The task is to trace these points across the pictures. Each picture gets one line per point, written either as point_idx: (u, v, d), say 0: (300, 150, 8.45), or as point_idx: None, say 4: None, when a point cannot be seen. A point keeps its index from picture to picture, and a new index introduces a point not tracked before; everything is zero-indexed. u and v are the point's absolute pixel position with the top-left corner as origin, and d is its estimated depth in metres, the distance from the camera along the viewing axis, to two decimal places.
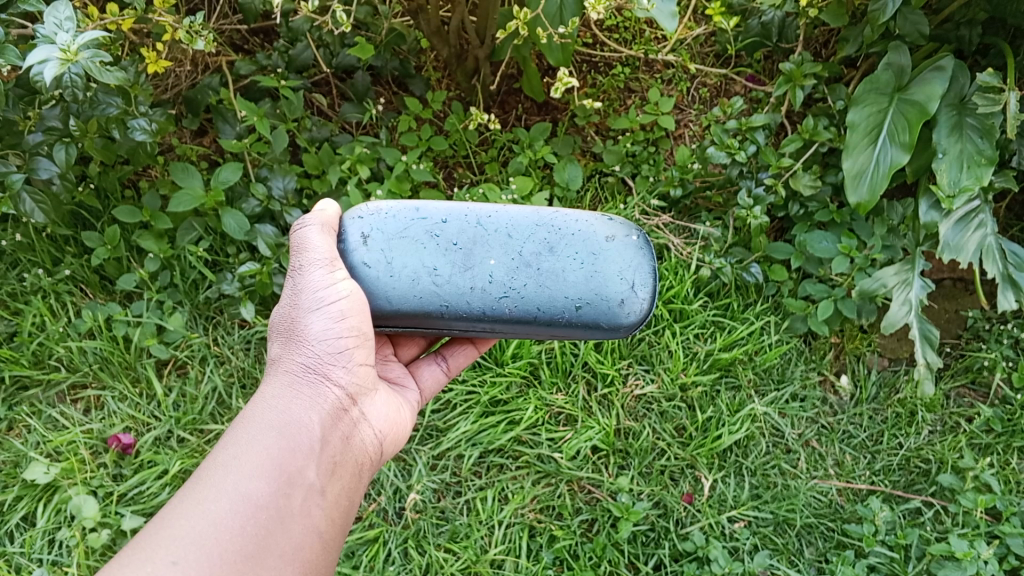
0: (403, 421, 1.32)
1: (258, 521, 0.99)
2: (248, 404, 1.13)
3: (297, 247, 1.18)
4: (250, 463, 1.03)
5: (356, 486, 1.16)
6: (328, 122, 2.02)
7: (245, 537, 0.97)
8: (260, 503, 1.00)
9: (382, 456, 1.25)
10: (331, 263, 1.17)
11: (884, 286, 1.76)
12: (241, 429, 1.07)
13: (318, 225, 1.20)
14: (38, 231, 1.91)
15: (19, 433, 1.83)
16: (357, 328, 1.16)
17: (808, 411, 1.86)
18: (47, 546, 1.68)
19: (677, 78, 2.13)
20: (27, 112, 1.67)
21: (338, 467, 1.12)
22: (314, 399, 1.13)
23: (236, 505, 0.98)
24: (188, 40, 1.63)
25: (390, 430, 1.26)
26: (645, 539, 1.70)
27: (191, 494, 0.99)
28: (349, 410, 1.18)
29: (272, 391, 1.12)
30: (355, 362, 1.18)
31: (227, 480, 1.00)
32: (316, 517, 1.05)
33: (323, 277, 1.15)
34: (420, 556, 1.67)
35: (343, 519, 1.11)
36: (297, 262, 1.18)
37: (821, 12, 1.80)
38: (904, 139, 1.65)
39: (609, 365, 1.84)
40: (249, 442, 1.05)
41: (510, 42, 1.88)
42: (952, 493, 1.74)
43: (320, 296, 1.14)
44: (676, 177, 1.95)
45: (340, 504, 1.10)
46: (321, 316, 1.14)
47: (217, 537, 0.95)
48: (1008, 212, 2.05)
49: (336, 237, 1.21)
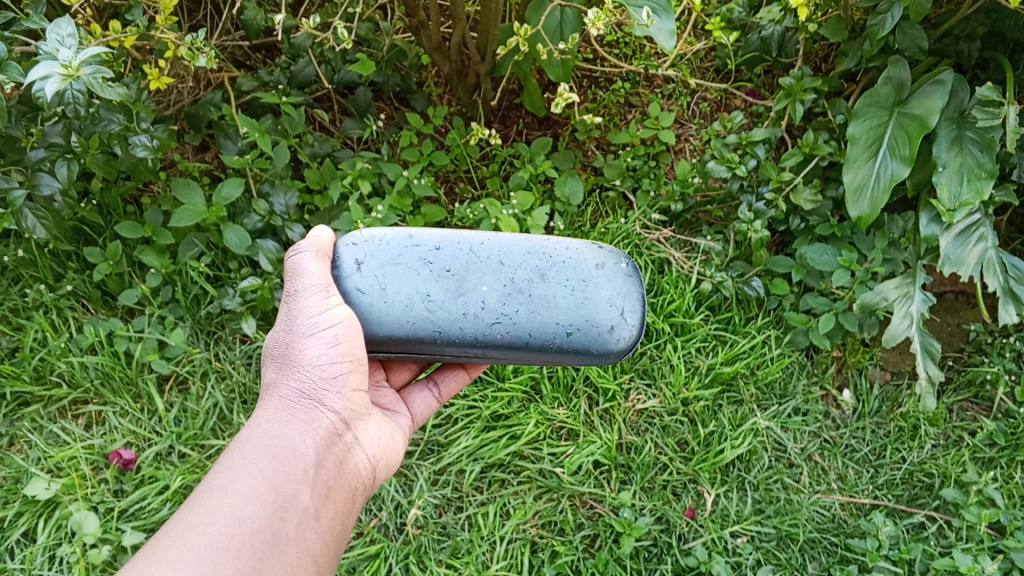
0: (396, 446, 1.32)
1: (254, 545, 0.99)
2: (241, 428, 1.13)
3: (291, 272, 1.18)
4: (245, 487, 1.03)
5: (350, 510, 1.16)
6: (330, 137, 2.04)
7: (241, 560, 0.97)
8: (255, 527, 1.00)
9: (375, 480, 1.25)
10: (326, 288, 1.17)
11: (885, 299, 1.76)
12: (235, 453, 1.08)
13: (312, 251, 1.19)
14: (40, 247, 1.92)
15: (20, 449, 1.82)
16: (352, 354, 1.16)
17: (810, 425, 1.85)
18: (48, 563, 1.67)
19: (677, 93, 2.15)
20: (30, 129, 1.69)
21: (332, 492, 1.12)
22: (309, 424, 1.13)
23: (232, 528, 0.99)
24: (191, 56, 1.64)
25: (382, 454, 1.27)
26: (648, 555, 1.69)
27: (185, 518, 0.99)
28: (343, 435, 1.18)
29: (267, 416, 1.13)
30: (349, 387, 1.18)
31: (223, 504, 1.00)
32: (311, 541, 1.05)
33: (317, 302, 1.15)
34: (421, 572, 1.66)
35: (336, 543, 1.11)
36: (291, 287, 1.17)
37: (821, 26, 1.81)
38: (905, 152, 1.65)
39: (611, 380, 1.84)
40: (244, 467, 1.05)
41: (511, 58, 1.89)
42: (955, 507, 1.73)
43: (315, 322, 1.14)
44: (677, 192, 1.95)
45: (333, 528, 1.10)
46: (316, 342, 1.14)
47: (212, 560, 0.95)
48: (1009, 225, 2.06)
49: (331, 263, 1.21)
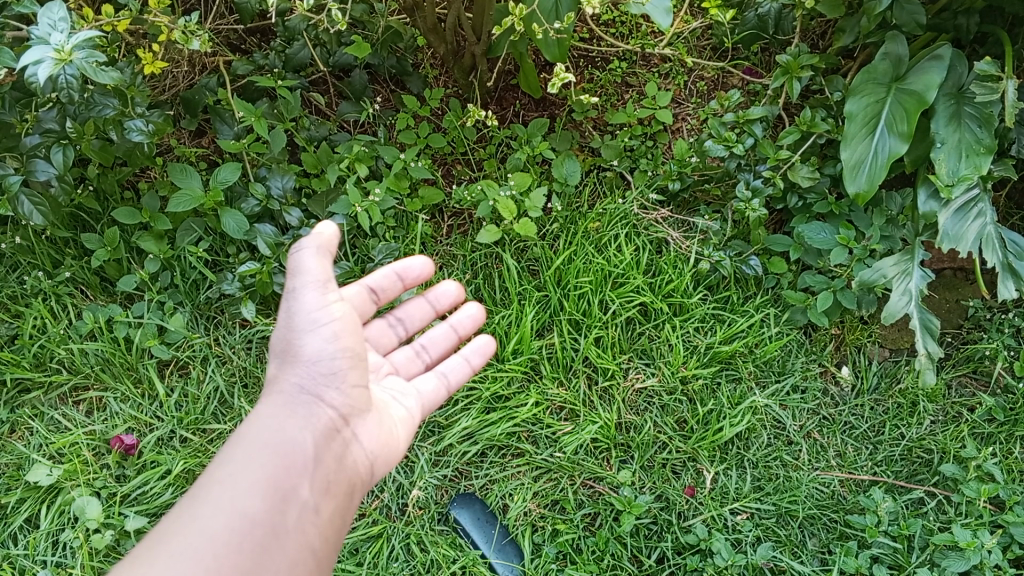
0: (397, 442, 1.37)
1: (254, 537, 1.05)
2: (242, 423, 1.19)
3: (292, 268, 1.21)
4: (245, 480, 1.10)
5: (349, 503, 1.21)
6: (327, 120, 2.04)
7: (242, 552, 1.03)
8: (255, 520, 1.07)
9: (375, 476, 1.31)
10: (325, 284, 1.21)
11: (884, 276, 1.75)
12: (237, 447, 1.14)
13: (314, 247, 1.21)
14: (37, 234, 1.93)
15: (21, 436, 1.83)
16: (350, 349, 1.23)
17: (809, 402, 1.85)
18: (51, 548, 1.68)
19: (674, 72, 2.15)
20: (24, 115, 1.69)
21: (332, 486, 1.18)
22: (309, 419, 1.19)
23: (232, 521, 1.05)
24: (184, 39, 1.63)
25: (382, 450, 1.32)
26: (648, 532, 1.70)
27: (186, 512, 1.05)
28: (341, 430, 1.24)
29: (267, 411, 1.19)
30: (348, 383, 1.25)
31: (225, 497, 1.07)
32: (310, 533, 1.11)
33: (316, 298, 1.20)
34: (422, 552, 1.66)
35: (337, 538, 1.17)
36: (291, 282, 1.21)
37: (817, 3, 1.78)
38: (903, 128, 1.64)
39: (609, 360, 1.85)
40: (244, 461, 1.12)
41: (506, 38, 1.85)
42: (954, 483, 1.73)
43: (315, 318, 1.20)
44: (674, 171, 1.95)
45: (333, 523, 1.16)
46: (316, 338, 1.20)
47: (214, 550, 1.01)
48: (1008, 201, 2.05)
49: (331, 259, 1.23)
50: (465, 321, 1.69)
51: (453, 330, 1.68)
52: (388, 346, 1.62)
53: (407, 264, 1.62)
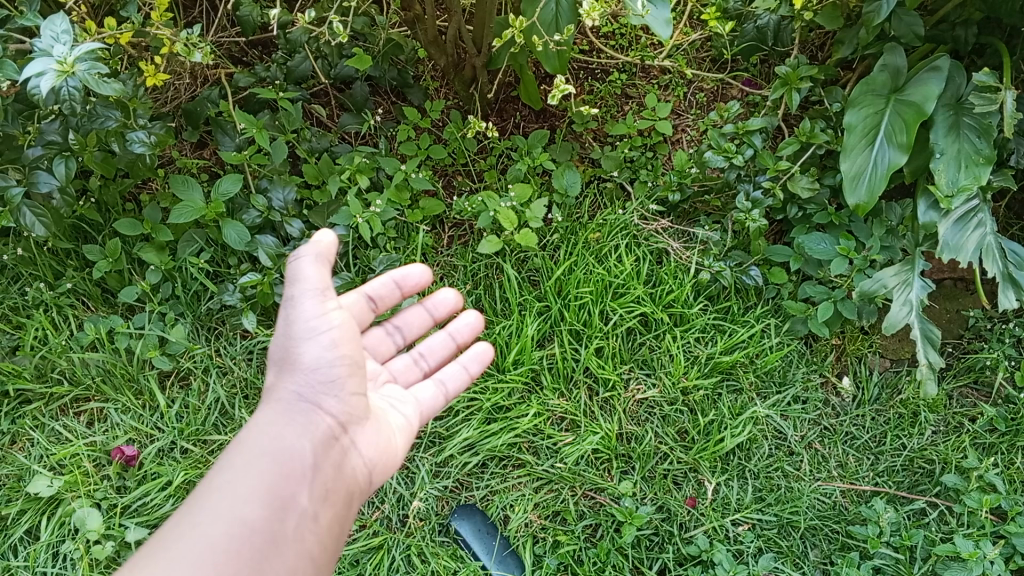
0: (395, 450, 1.37)
1: (253, 543, 1.05)
2: (241, 431, 1.19)
3: (291, 276, 1.21)
4: (245, 488, 1.10)
5: (347, 511, 1.22)
6: (328, 132, 2.05)
7: (242, 559, 1.03)
8: (254, 527, 1.06)
9: (374, 483, 1.31)
10: (324, 293, 1.22)
11: (885, 286, 1.74)
12: (237, 454, 1.14)
13: (313, 255, 1.21)
14: (39, 245, 1.93)
15: (22, 447, 1.82)
16: (348, 356, 1.24)
17: (810, 412, 1.85)
18: (51, 559, 1.68)
19: (674, 84, 2.16)
20: (26, 127, 1.69)
21: (331, 493, 1.18)
22: (308, 426, 1.19)
23: (232, 528, 1.05)
24: (186, 52, 1.63)
25: (381, 457, 1.32)
26: (649, 544, 1.69)
27: (186, 518, 1.05)
28: (340, 437, 1.24)
29: (266, 418, 1.19)
30: (347, 391, 1.25)
31: (224, 505, 1.07)
32: (309, 541, 1.11)
33: (315, 307, 1.20)
34: (422, 563, 1.66)
35: (336, 545, 1.17)
36: (290, 291, 1.21)
37: (815, 15, 1.80)
38: (902, 139, 1.65)
39: (610, 370, 1.85)
40: (243, 469, 1.12)
41: (506, 50, 1.86)
42: (956, 493, 1.73)
43: (314, 325, 1.20)
44: (674, 182, 1.96)
45: (332, 530, 1.16)
46: (315, 346, 1.21)
47: (213, 556, 1.01)
48: (1008, 211, 2.06)
49: (330, 267, 1.23)
50: (464, 328, 1.70)
51: (452, 337, 1.68)
52: (387, 354, 1.62)
53: (406, 272, 1.62)
